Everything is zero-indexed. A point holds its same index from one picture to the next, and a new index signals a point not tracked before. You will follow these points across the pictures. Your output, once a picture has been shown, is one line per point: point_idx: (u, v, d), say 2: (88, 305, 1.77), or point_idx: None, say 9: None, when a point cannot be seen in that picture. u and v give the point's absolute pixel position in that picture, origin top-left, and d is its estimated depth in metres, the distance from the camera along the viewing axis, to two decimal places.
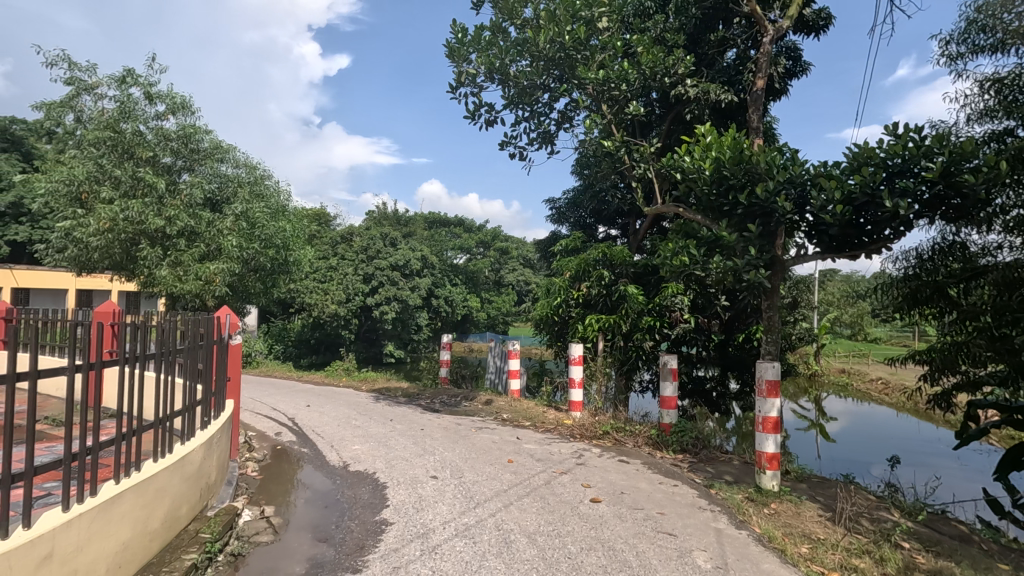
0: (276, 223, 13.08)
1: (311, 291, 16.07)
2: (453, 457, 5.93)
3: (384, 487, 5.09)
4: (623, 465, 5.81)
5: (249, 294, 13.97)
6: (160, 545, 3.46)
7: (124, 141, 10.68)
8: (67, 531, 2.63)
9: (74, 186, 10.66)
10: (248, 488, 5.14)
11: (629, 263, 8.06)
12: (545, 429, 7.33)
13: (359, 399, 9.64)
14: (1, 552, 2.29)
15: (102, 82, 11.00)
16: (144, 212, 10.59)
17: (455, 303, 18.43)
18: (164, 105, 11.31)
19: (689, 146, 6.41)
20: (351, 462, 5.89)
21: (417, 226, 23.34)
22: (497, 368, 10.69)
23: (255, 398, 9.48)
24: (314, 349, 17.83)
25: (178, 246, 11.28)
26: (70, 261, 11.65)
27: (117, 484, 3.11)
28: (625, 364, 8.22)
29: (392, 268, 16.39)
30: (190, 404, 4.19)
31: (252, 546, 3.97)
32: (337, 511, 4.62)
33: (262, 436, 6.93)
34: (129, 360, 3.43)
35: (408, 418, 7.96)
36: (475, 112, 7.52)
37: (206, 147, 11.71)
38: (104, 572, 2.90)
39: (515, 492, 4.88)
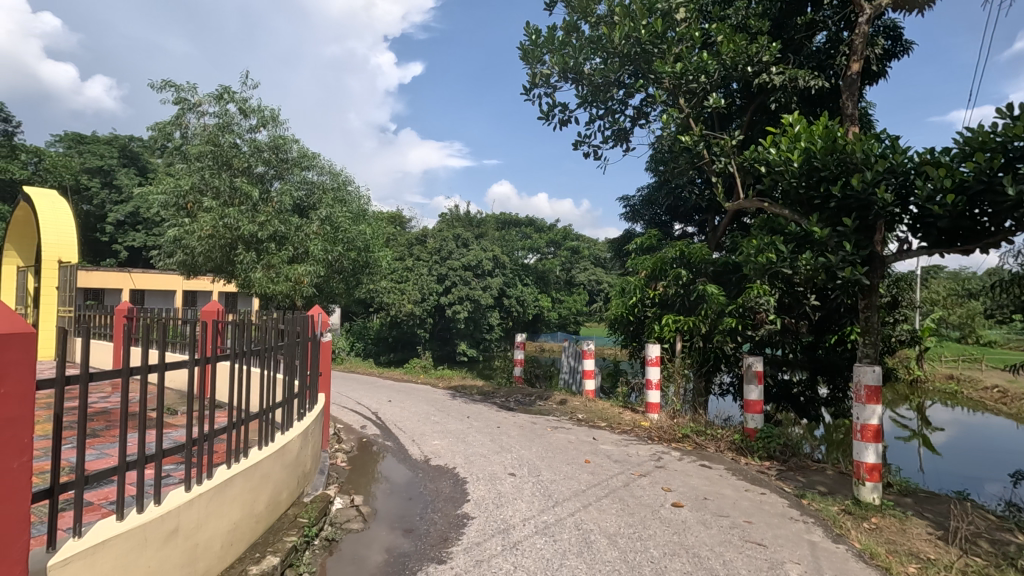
0: (357, 227, 13.73)
1: (389, 291, 16.71)
2: (530, 455, 5.98)
3: (464, 482, 5.22)
4: (705, 470, 5.61)
5: (334, 294, 14.75)
6: (265, 526, 3.74)
7: (223, 154, 11.62)
8: (190, 509, 2.91)
9: (181, 197, 11.72)
10: (338, 477, 5.44)
11: (709, 261, 7.76)
12: (621, 430, 7.24)
13: (436, 396, 9.95)
14: (138, 524, 2.57)
15: (204, 100, 12.03)
16: (241, 218, 11.45)
17: (526, 303, 18.56)
18: (256, 119, 12.19)
19: (775, 137, 6.08)
20: (432, 457, 6.08)
21: (489, 227, 23.68)
22: (571, 368, 10.63)
23: (341, 393, 10.02)
24: (391, 347, 18.51)
25: (269, 250, 12.01)
26: (179, 265, 12.82)
27: (229, 469, 3.40)
28: (705, 365, 7.97)
29: (465, 268, 16.79)
30: (289, 397, 4.50)
31: (344, 533, 4.21)
32: (421, 503, 4.79)
33: (349, 429, 7.32)
34: (235, 356, 3.72)
35: (484, 416, 8.12)
36: (549, 112, 7.51)
37: (294, 156, 12.51)
38: (219, 549, 3.17)
39: (594, 493, 4.85)
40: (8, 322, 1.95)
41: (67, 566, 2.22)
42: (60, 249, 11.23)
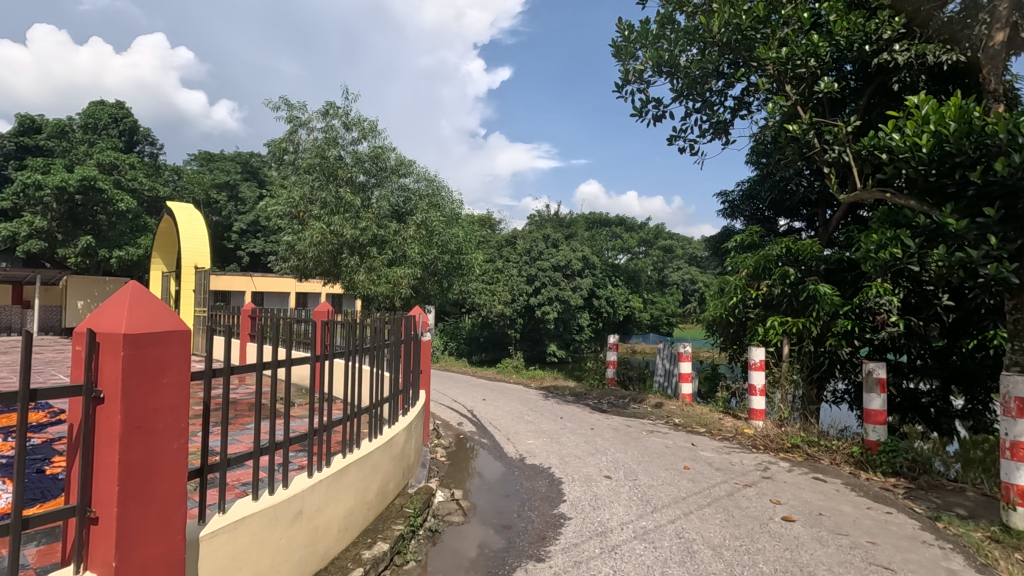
0: (451, 230, 14.19)
1: (480, 292, 17.10)
2: (626, 459, 5.89)
3: (560, 482, 5.24)
4: (819, 483, 5.22)
5: (430, 296, 15.28)
6: (375, 514, 3.98)
7: (329, 165, 12.52)
8: (312, 493, 3.17)
9: (294, 207, 12.77)
10: (439, 471, 5.66)
11: (820, 258, 7.20)
12: (722, 437, 6.91)
13: (529, 396, 10.03)
14: (269, 505, 2.84)
15: (312, 117, 13.04)
16: (345, 225, 12.27)
17: (617, 304, 18.28)
18: (358, 131, 13.01)
19: (898, 120, 5.52)
20: (527, 455, 6.16)
21: (578, 228, 23.49)
22: (666, 370, 10.29)
23: (438, 390, 10.43)
24: (483, 347, 18.91)
25: (371, 254, 12.74)
26: (294, 269, 13.99)
27: (344, 459, 3.66)
28: (817, 371, 7.37)
29: (555, 268, 16.83)
30: (395, 393, 4.77)
31: (446, 524, 4.39)
32: (518, 500, 4.87)
33: (447, 425, 7.60)
34: (346, 353, 4.01)
35: (578, 417, 8.08)
36: (643, 108, 7.30)
37: (392, 164, 13.24)
38: (337, 531, 3.42)
39: (695, 501, 4.67)
40: (169, 322, 2.23)
41: (214, 538, 2.51)
42: (196, 255, 12.64)
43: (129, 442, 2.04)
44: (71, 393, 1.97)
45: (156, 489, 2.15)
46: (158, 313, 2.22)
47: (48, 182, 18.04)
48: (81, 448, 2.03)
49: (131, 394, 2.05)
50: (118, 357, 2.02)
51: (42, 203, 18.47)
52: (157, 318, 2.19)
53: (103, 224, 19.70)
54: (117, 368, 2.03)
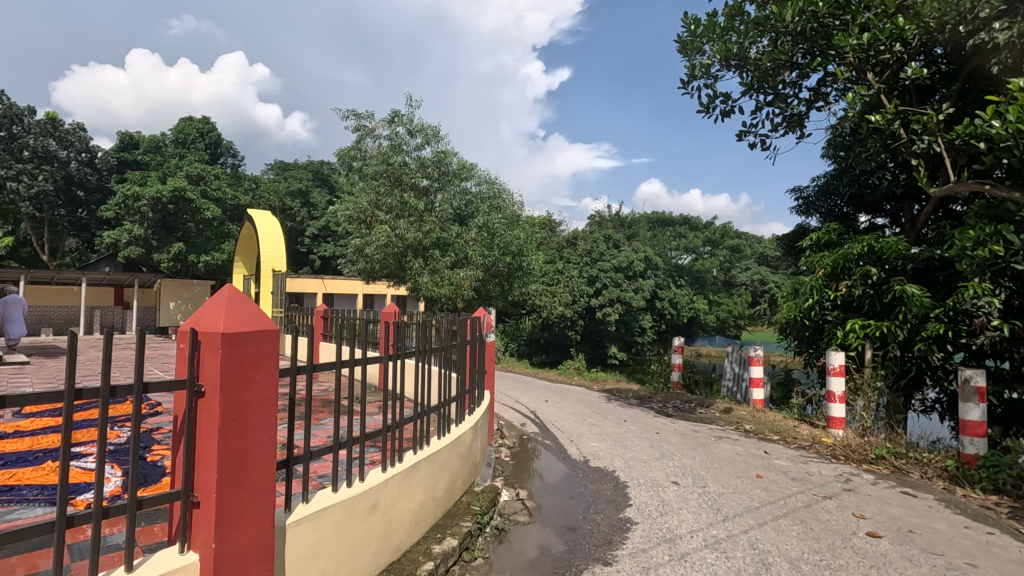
0: (512, 232, 14.31)
1: (540, 293, 17.11)
2: (694, 465, 5.72)
3: (625, 486, 5.15)
4: (909, 499, 4.86)
5: (491, 297, 15.44)
6: (443, 510, 4.08)
7: (395, 171, 12.97)
8: (386, 488, 3.30)
9: (362, 213, 13.29)
10: (503, 470, 5.73)
11: (908, 256, 6.71)
12: (797, 445, 6.57)
13: (592, 398, 9.95)
14: (347, 497, 2.98)
15: (378, 125, 13.53)
16: (409, 229, 12.63)
17: (681, 305, 17.82)
18: (421, 137, 13.37)
19: (997, 106, 5.08)
20: (591, 458, 6.11)
21: (640, 228, 23.08)
22: (734, 374, 9.88)
23: (501, 391, 10.54)
24: (544, 349, 18.91)
25: (435, 256, 13.05)
26: (362, 272, 14.55)
27: (414, 456, 3.77)
28: (903, 378, 6.87)
29: (616, 269, 16.62)
30: (461, 393, 4.86)
31: (512, 523, 4.44)
32: (583, 502, 4.84)
33: (510, 426, 7.67)
34: (417, 354, 4.14)
35: (642, 421, 7.93)
36: (710, 103, 7.04)
37: (454, 168, 13.57)
38: (408, 525, 3.54)
39: (770, 511, 4.47)
40: (260, 323, 2.39)
41: (298, 526, 2.66)
42: (274, 260, 13.49)
43: (226, 433, 2.21)
44: (176, 386, 2.15)
45: (249, 478, 2.31)
46: (251, 314, 2.39)
47: (144, 193, 19.70)
48: (186, 437, 2.21)
49: (228, 389, 2.22)
50: (217, 355, 2.19)
51: (139, 213, 20.15)
52: (250, 318, 2.36)
53: (192, 231, 21.27)
54: (216, 365, 2.20)
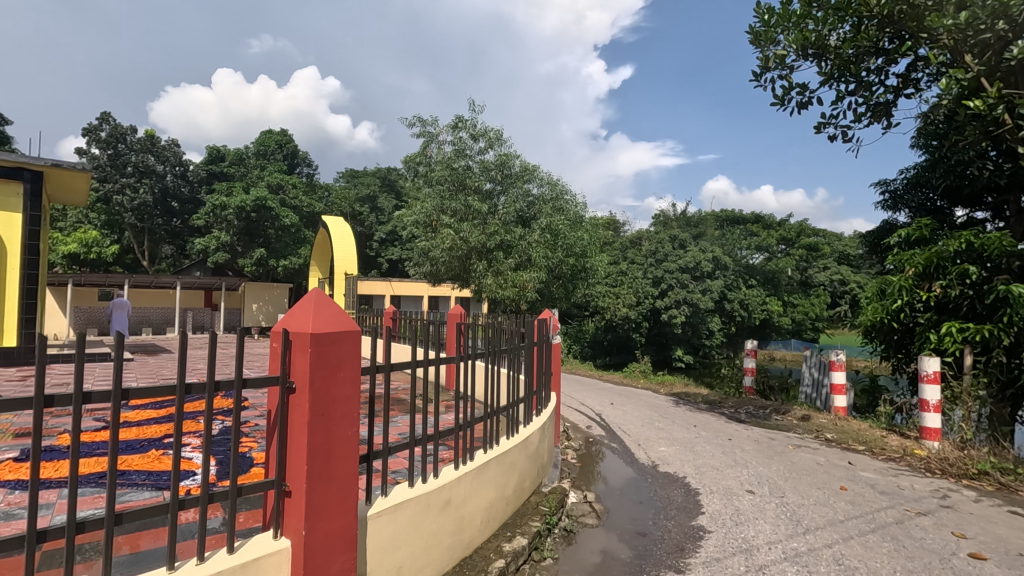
0: (576, 233, 14.26)
1: (603, 295, 16.94)
2: (770, 473, 5.49)
3: (697, 493, 5.01)
4: (1018, 519, 4.43)
5: (555, 299, 15.46)
6: (513, 509, 4.13)
7: (459, 176, 13.26)
8: (458, 485, 3.39)
9: (427, 217, 13.64)
10: (570, 472, 5.72)
11: (1014, 253, 6.10)
12: (886, 457, 6.15)
13: (659, 402, 9.74)
14: (422, 492, 3.08)
15: (442, 130, 13.86)
16: (473, 232, 12.84)
17: (753, 307, 17.07)
18: (484, 141, 13.58)
19: None
20: (660, 463, 5.99)
21: (708, 227, 22.29)
22: (813, 379, 9.34)
23: (565, 392, 10.52)
24: (608, 351, 18.67)
25: (499, 258, 13.18)
26: (427, 274, 14.95)
27: (485, 454, 3.85)
28: (1009, 387, 6.28)
29: (682, 270, 16.15)
30: (529, 394, 4.90)
31: (580, 525, 4.44)
32: (653, 508, 4.75)
33: (576, 428, 7.65)
34: (485, 354, 4.21)
35: (713, 426, 7.68)
36: (785, 96, 6.71)
37: (517, 171, 13.69)
38: (480, 522, 3.62)
39: (856, 525, 4.21)
40: (344, 323, 2.53)
41: (378, 519, 2.78)
42: (346, 263, 14.15)
43: (314, 427, 2.35)
44: (271, 383, 2.32)
45: (335, 471, 2.44)
46: (336, 315, 2.53)
47: (230, 203, 21.20)
48: (278, 431, 2.37)
49: (316, 386, 2.36)
50: (306, 353, 2.34)
51: (226, 221, 21.63)
52: (335, 319, 2.50)
53: (272, 237, 22.63)
54: (305, 363, 2.34)
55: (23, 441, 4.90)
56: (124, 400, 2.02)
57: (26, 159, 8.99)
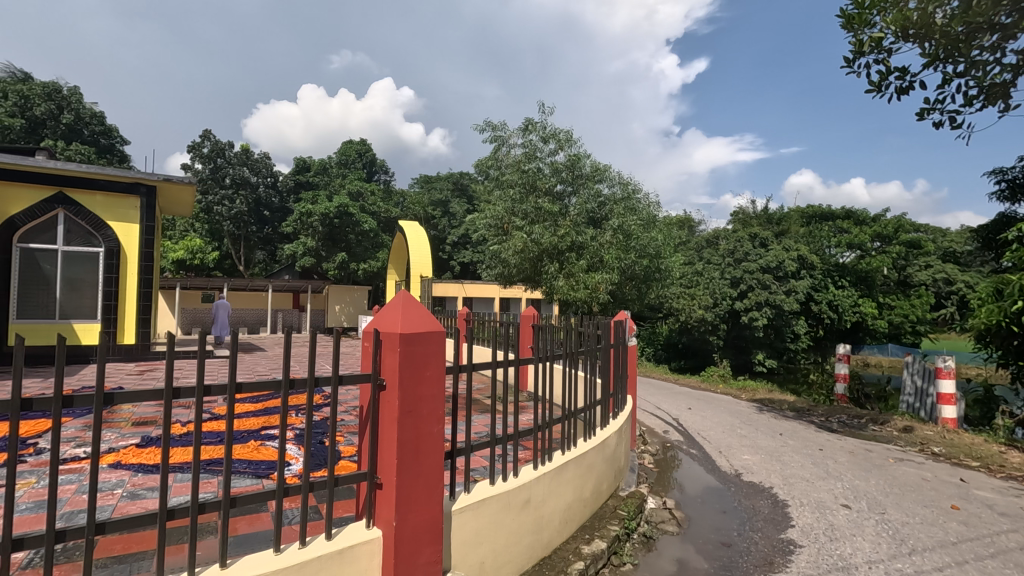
0: (649, 233, 13.95)
1: (678, 296, 16.42)
2: (868, 488, 5.10)
3: (785, 505, 4.76)
4: None
5: (627, 301, 15.20)
6: (591, 511, 4.11)
7: (529, 178, 13.33)
8: (537, 485, 3.41)
9: (499, 220, 13.82)
10: (648, 477, 5.58)
11: None
12: (1005, 475, 5.54)
13: (741, 407, 9.31)
14: (503, 490, 3.13)
15: (513, 134, 13.99)
16: (545, 234, 12.86)
17: (844, 309, 15.94)
18: (555, 143, 13.58)
19: None
20: (744, 472, 5.72)
21: (792, 224, 21.06)
22: (916, 388, 8.55)
23: (640, 396, 10.31)
24: (683, 354, 18.12)
25: (570, 260, 13.11)
26: (499, 276, 15.13)
27: (563, 455, 3.84)
28: None
29: (764, 270, 15.32)
30: (606, 397, 4.84)
31: (661, 532, 4.33)
32: (737, 518, 4.57)
33: (652, 432, 7.47)
34: (562, 356, 4.20)
35: (801, 435, 7.25)
36: (882, 82, 6.23)
37: (588, 171, 13.59)
38: (558, 524, 3.62)
39: (971, 549, 3.83)
40: (428, 323, 2.62)
41: (462, 514, 2.86)
42: (421, 266, 14.62)
43: (403, 423, 2.46)
44: (364, 380, 2.45)
45: (421, 465, 2.54)
46: (422, 316, 2.62)
47: (316, 210, 22.56)
48: (371, 425, 2.50)
49: (404, 384, 2.46)
50: (395, 353, 2.45)
51: (311, 227, 22.98)
52: (421, 320, 2.60)
53: (353, 242, 23.82)
54: (395, 362, 2.45)
55: (143, 429, 5.46)
56: (237, 394, 2.21)
57: (142, 175, 9.98)
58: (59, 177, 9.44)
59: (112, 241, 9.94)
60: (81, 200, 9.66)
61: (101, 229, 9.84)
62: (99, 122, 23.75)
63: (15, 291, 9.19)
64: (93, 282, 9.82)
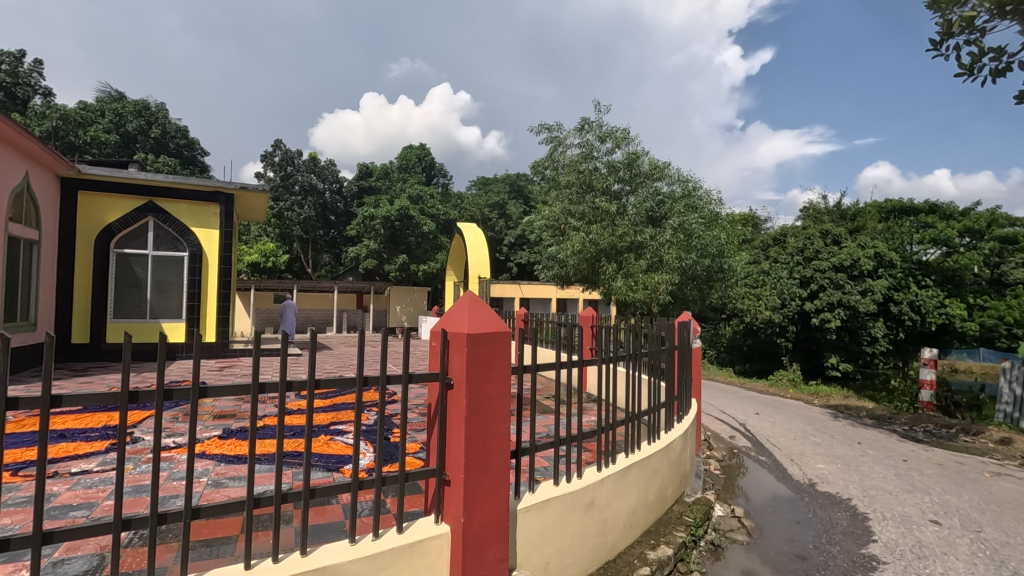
0: (711, 232, 13.47)
1: (743, 297, 15.80)
2: (961, 503, 4.73)
3: (866, 518, 4.48)
4: None
5: (688, 302, 14.79)
6: (656, 516, 4.02)
7: (586, 178, 13.18)
8: (601, 487, 3.38)
9: (555, 221, 13.78)
10: (714, 483, 5.39)
11: None
12: None
13: (813, 414, 8.85)
14: (567, 491, 3.12)
15: (569, 135, 13.91)
16: (603, 234, 12.73)
17: (927, 310, 14.83)
18: (611, 142, 13.40)
19: None
20: (818, 481, 5.44)
21: (868, 220, 19.78)
22: (1014, 397, 7.85)
23: (705, 400, 10.00)
24: (748, 357, 17.45)
25: (629, 260, 12.92)
26: (556, 278, 15.09)
27: (626, 458, 3.79)
28: None
29: (837, 268, 14.48)
30: (670, 400, 4.73)
31: (729, 541, 4.19)
32: (812, 530, 4.35)
33: (718, 437, 7.23)
34: (625, 358, 4.14)
35: (882, 444, 6.81)
36: (975, 65, 5.74)
37: (646, 169, 13.34)
38: (623, 527, 3.57)
39: None
40: (493, 323, 2.65)
41: (527, 512, 2.88)
42: (480, 267, 14.80)
43: (470, 422, 2.50)
44: (433, 378, 2.51)
45: (487, 463, 2.57)
46: (486, 316, 2.66)
47: (378, 213, 23.37)
48: (439, 422, 2.56)
49: (472, 382, 2.51)
50: (462, 352, 2.50)
51: (374, 230, 23.80)
52: (486, 319, 2.64)
53: (413, 244, 24.46)
54: (462, 361, 2.50)
55: (224, 422, 5.83)
56: (316, 389, 2.32)
57: (221, 183, 10.68)
58: (150, 188, 10.26)
59: (195, 246, 10.68)
60: (168, 209, 10.46)
61: (186, 235, 10.60)
62: (183, 135, 25.50)
63: (112, 293, 10.03)
64: (179, 284, 10.57)
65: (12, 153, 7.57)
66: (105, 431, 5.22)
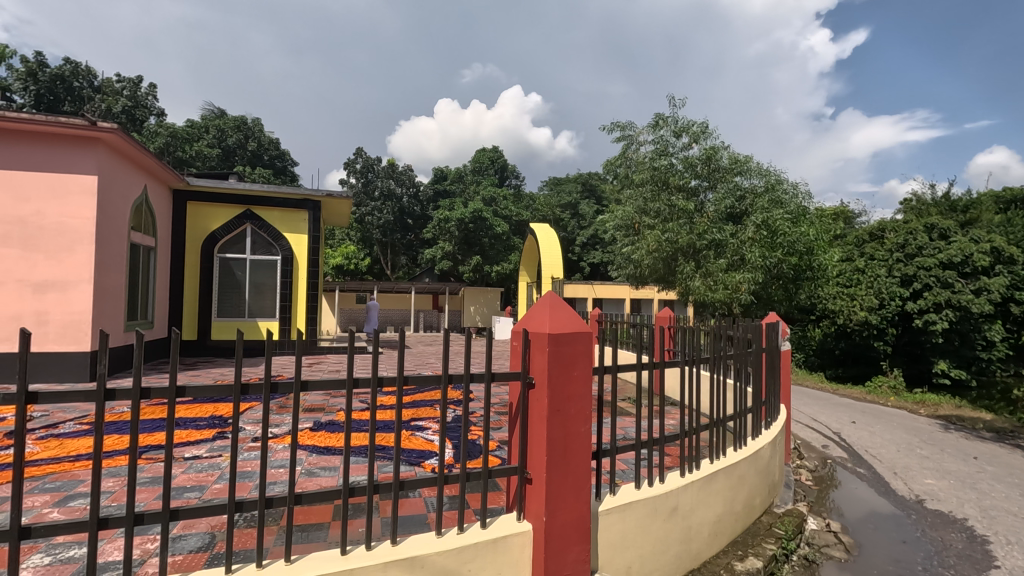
0: (799, 229, 12.43)
1: (835, 297, 14.76)
2: None
3: (986, 542, 4.06)
4: None
5: (772, 302, 14.00)
6: (743, 527, 3.84)
7: (661, 175, 12.78)
8: (685, 492, 3.27)
9: (628, 220, 13.50)
10: (807, 494, 5.06)
11: None
12: None
13: (919, 424, 8.11)
14: (649, 496, 3.05)
15: (642, 132, 13.58)
16: (680, 232, 12.30)
17: None
18: (688, 136, 12.94)
19: None
20: (928, 499, 4.97)
21: (984, 211, 17.83)
22: None
23: (793, 406, 9.43)
24: (840, 361, 16.32)
25: (708, 259, 12.46)
26: (630, 278, 14.78)
27: (711, 463, 3.64)
28: None
29: (944, 265, 13.19)
30: (756, 404, 4.49)
31: (825, 557, 3.93)
32: (921, 551, 3.99)
33: (809, 446, 6.79)
34: (709, 361, 3.97)
35: (1004, 460, 6.12)
36: None
37: (725, 164, 12.82)
38: (708, 536, 3.45)
39: None
40: (573, 323, 2.64)
41: (609, 515, 2.84)
42: (553, 267, 14.79)
43: (551, 422, 2.51)
44: (514, 378, 2.54)
45: (568, 463, 2.57)
46: (566, 317, 2.65)
47: (453, 216, 23.99)
48: (520, 421, 2.58)
49: (553, 382, 2.52)
50: (544, 352, 2.51)
51: (449, 232, 24.44)
52: (566, 319, 2.63)
53: (487, 245, 24.88)
54: (543, 361, 2.52)
55: (314, 415, 6.19)
56: (405, 385, 2.41)
57: (309, 191, 11.37)
58: (247, 198, 11.11)
59: (286, 250, 11.41)
60: (263, 216, 11.26)
61: (279, 240, 11.35)
62: (275, 147, 27.33)
63: (215, 294, 10.93)
64: (273, 285, 11.34)
65: (134, 169, 8.47)
66: (211, 420, 5.71)
